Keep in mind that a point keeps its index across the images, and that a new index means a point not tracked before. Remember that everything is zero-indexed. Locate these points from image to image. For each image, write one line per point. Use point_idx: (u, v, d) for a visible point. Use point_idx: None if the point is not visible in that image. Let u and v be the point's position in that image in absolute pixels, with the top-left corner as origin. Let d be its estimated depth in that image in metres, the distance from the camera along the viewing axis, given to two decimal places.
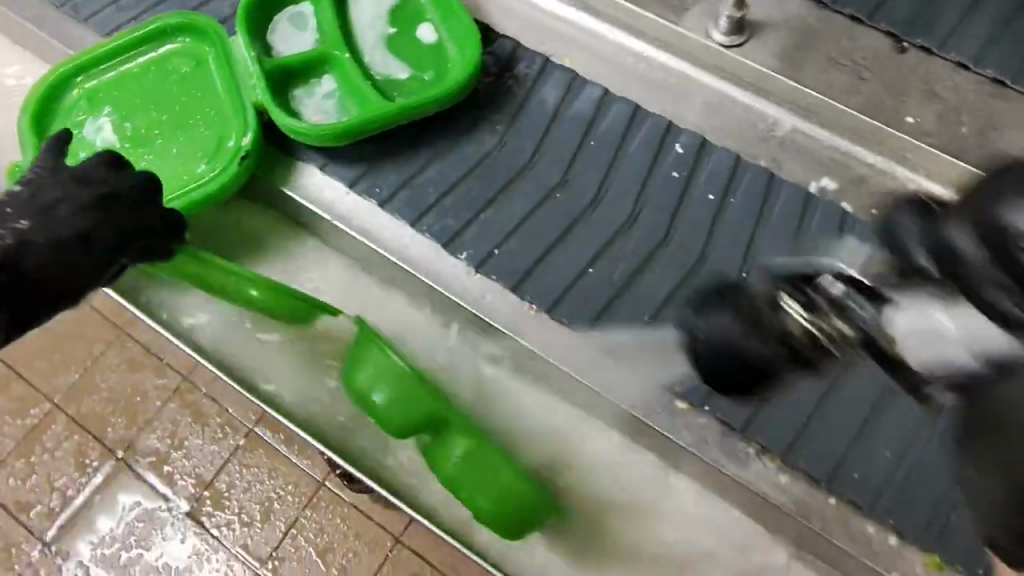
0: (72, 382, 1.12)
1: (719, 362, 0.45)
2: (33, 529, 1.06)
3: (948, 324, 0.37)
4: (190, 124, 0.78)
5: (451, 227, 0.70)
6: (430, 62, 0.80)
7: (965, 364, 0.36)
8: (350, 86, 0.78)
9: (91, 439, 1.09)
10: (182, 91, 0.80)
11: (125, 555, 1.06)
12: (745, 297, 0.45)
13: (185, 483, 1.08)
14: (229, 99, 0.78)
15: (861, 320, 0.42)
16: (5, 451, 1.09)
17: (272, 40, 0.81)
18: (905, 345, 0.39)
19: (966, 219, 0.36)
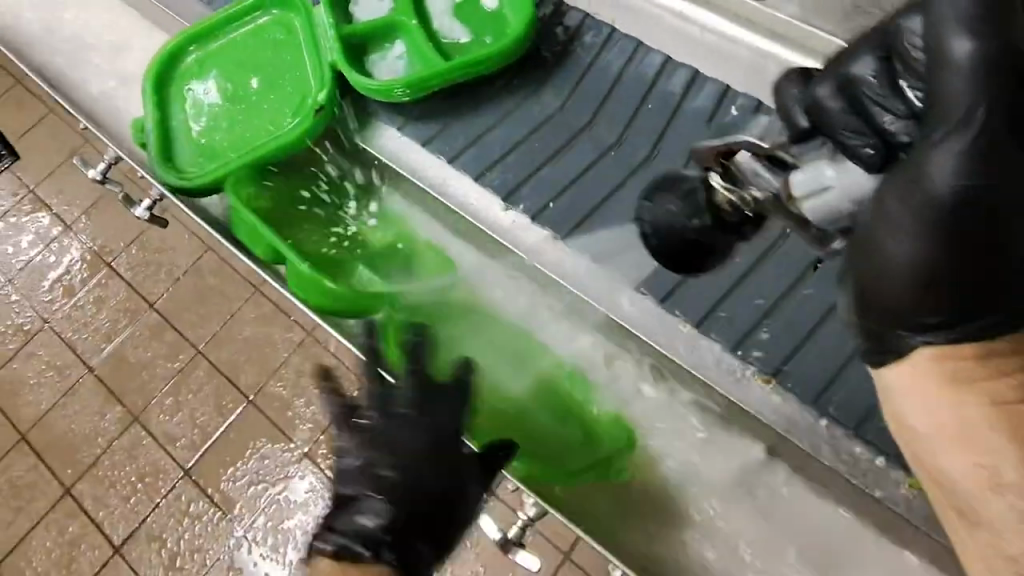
0: (214, 332, 1.37)
1: (675, 242, 0.78)
2: (177, 457, 1.27)
3: (832, 177, 0.61)
4: (280, 84, 0.97)
5: (510, 181, 0.90)
6: (491, 28, 0.95)
7: (837, 202, 0.61)
8: (417, 50, 0.94)
9: (228, 382, 1.32)
10: (273, 55, 0.99)
11: (253, 488, 1.24)
12: (679, 220, 0.77)
13: (305, 428, 1.26)
14: (313, 64, 0.96)
15: (773, 184, 0.65)
16: (158, 389, 1.33)
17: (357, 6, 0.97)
18: (802, 199, 0.63)
19: (830, 79, 0.60)
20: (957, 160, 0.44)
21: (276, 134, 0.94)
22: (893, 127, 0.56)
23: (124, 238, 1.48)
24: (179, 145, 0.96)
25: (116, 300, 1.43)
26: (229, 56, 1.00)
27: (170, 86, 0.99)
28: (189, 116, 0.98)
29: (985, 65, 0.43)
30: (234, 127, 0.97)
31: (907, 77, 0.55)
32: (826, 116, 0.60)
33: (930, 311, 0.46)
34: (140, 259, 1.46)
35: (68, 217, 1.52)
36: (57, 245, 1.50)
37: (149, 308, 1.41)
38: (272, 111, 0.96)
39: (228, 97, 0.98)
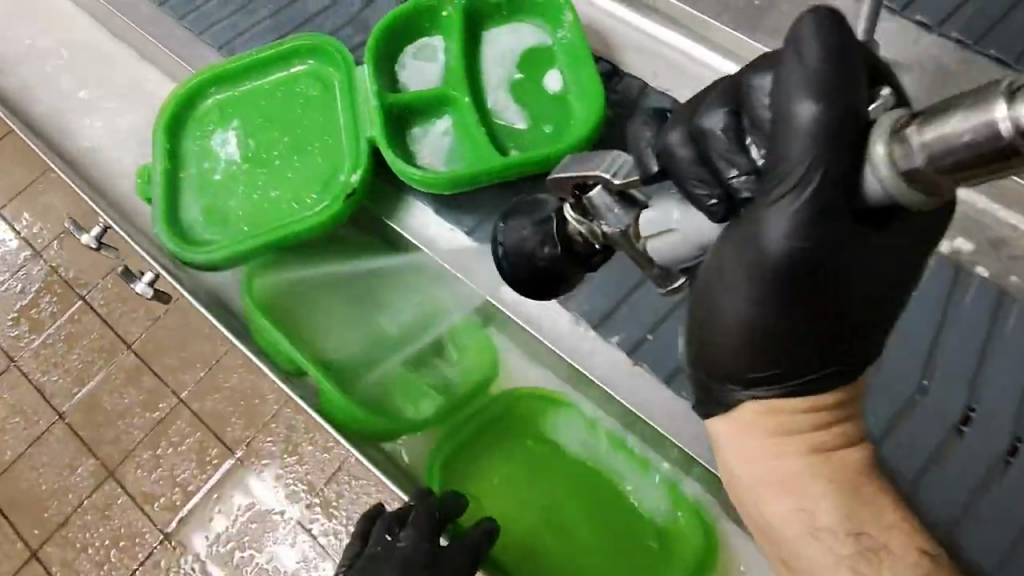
0: (198, 380, 1.27)
1: (528, 278, 0.64)
2: (156, 520, 1.19)
3: (679, 221, 0.49)
4: (306, 150, 0.87)
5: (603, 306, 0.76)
6: (550, 109, 0.83)
7: (696, 244, 0.49)
8: (464, 128, 0.83)
9: (213, 437, 1.23)
10: (304, 115, 0.89)
11: (238, 554, 1.17)
12: (519, 255, 0.63)
13: (296, 490, 1.19)
14: (348, 137, 0.85)
15: (616, 223, 0.52)
16: (135, 442, 1.24)
17: (407, 74, 0.86)
18: (653, 242, 0.50)
19: (682, 121, 0.47)
20: (797, 222, 0.40)
21: (291, 216, 0.84)
22: (738, 181, 0.44)
23: (100, 269, 1.36)
24: (183, 198, 0.87)
25: (87, 338, 1.32)
26: (260, 109, 0.90)
27: (188, 128, 0.91)
28: (205, 162, 0.89)
29: (830, 130, 0.38)
30: (258, 193, 0.87)
31: (760, 125, 0.43)
32: (674, 163, 0.47)
33: (757, 368, 0.45)
34: (116, 294, 1.34)
35: (39, 242, 1.39)
36: (24, 273, 1.37)
37: (125, 349, 1.30)
38: (294, 180, 0.86)
39: (250, 157, 0.88)
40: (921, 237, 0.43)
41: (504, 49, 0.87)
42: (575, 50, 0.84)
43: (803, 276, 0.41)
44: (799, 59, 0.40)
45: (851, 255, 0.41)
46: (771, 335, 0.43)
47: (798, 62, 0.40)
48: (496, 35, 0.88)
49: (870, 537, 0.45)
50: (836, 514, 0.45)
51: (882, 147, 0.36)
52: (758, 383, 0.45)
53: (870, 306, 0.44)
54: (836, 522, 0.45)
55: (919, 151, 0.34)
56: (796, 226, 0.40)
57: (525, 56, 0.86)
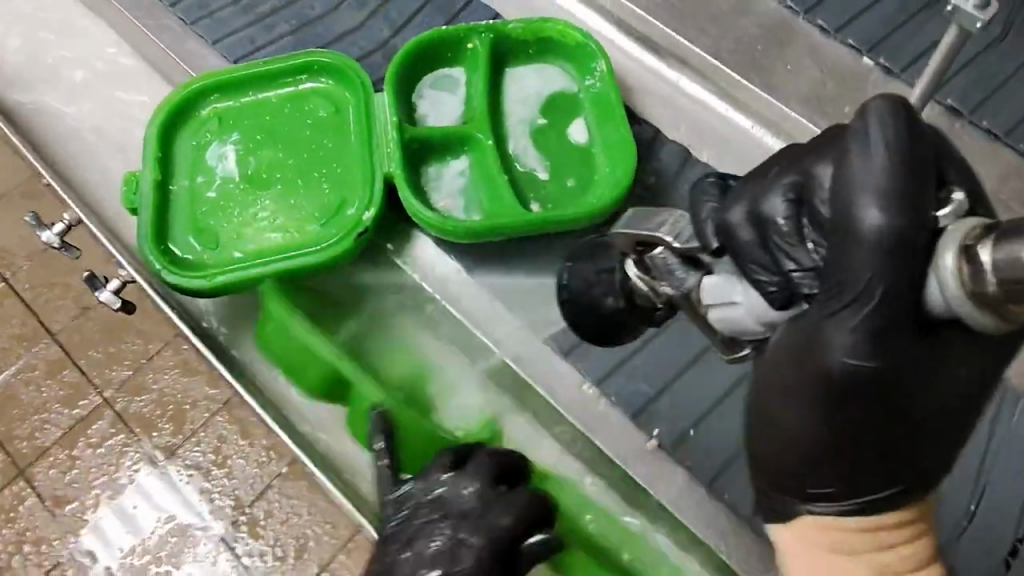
0: (123, 377, 1.20)
1: (586, 317, 0.92)
2: (67, 526, 1.12)
3: (739, 296, 0.66)
4: (310, 174, 1.08)
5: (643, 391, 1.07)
6: (565, 158, 1.11)
7: (741, 317, 0.66)
8: (477, 166, 1.09)
9: (137, 440, 1.17)
10: (313, 135, 1.10)
11: (154, 570, 1.10)
12: (589, 298, 0.89)
13: (221, 504, 1.13)
14: (363, 172, 1.06)
15: (676, 284, 0.75)
16: (50, 439, 1.17)
17: (427, 112, 1.12)
18: (709, 306, 0.69)
19: (745, 201, 0.62)
20: (854, 341, 0.54)
21: (308, 242, 1.04)
22: (797, 278, 0.59)
23: (25, 251, 1.28)
24: (171, 214, 1.06)
25: (7, 324, 1.24)
26: (261, 126, 1.11)
27: (183, 131, 1.10)
28: (203, 172, 1.08)
29: (884, 245, 0.51)
30: (253, 211, 1.07)
31: (818, 218, 0.57)
32: (739, 243, 0.62)
33: (827, 475, 0.59)
34: (42, 279, 1.26)
35: None
36: None
37: (47, 338, 1.23)
38: (289, 199, 1.07)
39: (246, 176, 1.08)
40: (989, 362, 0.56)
41: (526, 96, 1.14)
42: (598, 109, 1.12)
43: (860, 391, 0.55)
44: (861, 177, 0.52)
45: (900, 378, 0.54)
46: (829, 438, 0.57)
47: (863, 156, 0.52)
48: (512, 79, 1.15)
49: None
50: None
51: (951, 259, 0.48)
52: (824, 492, 0.59)
53: (933, 427, 0.56)
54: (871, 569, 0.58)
55: (986, 271, 0.46)
56: (854, 343, 0.54)
57: (542, 105, 1.14)
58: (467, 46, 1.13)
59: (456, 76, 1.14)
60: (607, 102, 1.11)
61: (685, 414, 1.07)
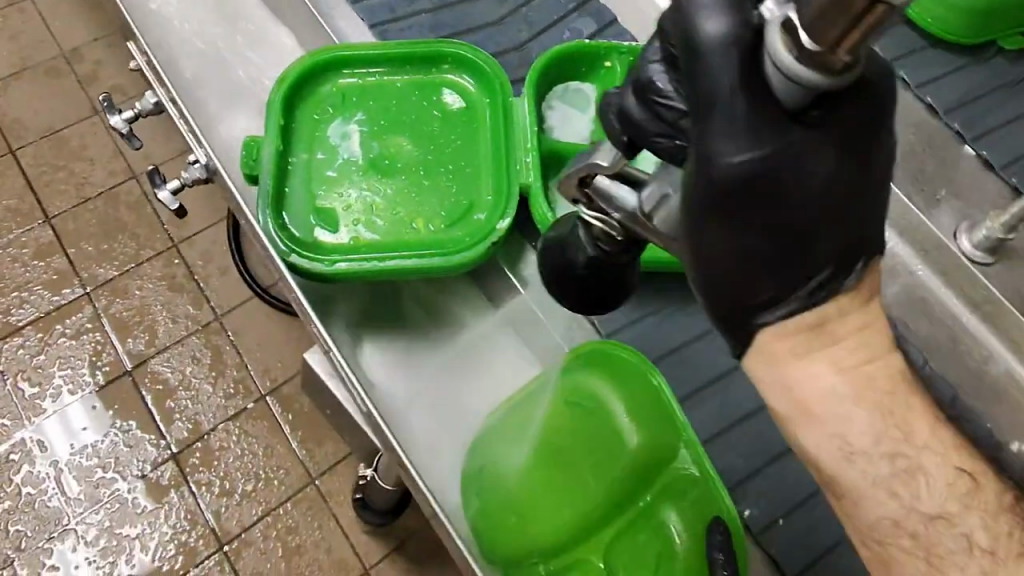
0: (111, 278, 1.19)
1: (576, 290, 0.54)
2: (20, 409, 1.10)
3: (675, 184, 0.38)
4: (438, 170, 0.68)
5: (749, 466, 0.64)
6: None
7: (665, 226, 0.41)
8: None
9: (111, 344, 1.15)
10: (444, 130, 0.69)
11: (99, 474, 1.08)
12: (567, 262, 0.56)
13: (181, 426, 1.12)
14: (494, 172, 0.67)
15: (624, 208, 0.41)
16: (26, 321, 1.15)
17: (554, 127, 0.73)
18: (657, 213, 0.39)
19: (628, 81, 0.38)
20: (734, 131, 0.30)
21: (416, 244, 0.64)
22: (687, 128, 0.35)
23: (36, 130, 1.27)
24: (290, 196, 0.65)
25: (5, 197, 1.22)
26: (389, 107, 0.70)
27: (301, 107, 0.69)
28: (312, 155, 0.67)
29: (744, 46, 0.30)
30: (378, 207, 0.66)
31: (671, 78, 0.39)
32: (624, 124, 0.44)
33: (752, 286, 0.33)
34: (50, 161, 1.25)
35: None
36: None
37: (43, 222, 1.21)
38: (422, 199, 0.67)
39: (372, 159, 0.67)
40: (857, 140, 0.31)
41: None
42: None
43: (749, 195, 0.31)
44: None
45: (801, 163, 0.30)
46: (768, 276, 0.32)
47: None
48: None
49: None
50: (872, 444, 0.34)
51: (775, 27, 0.28)
52: (767, 307, 0.33)
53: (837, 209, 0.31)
54: (876, 444, 0.34)
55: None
56: (733, 136, 0.30)
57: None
58: (602, 51, 0.73)
59: (590, 89, 0.74)
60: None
61: (804, 488, 0.63)
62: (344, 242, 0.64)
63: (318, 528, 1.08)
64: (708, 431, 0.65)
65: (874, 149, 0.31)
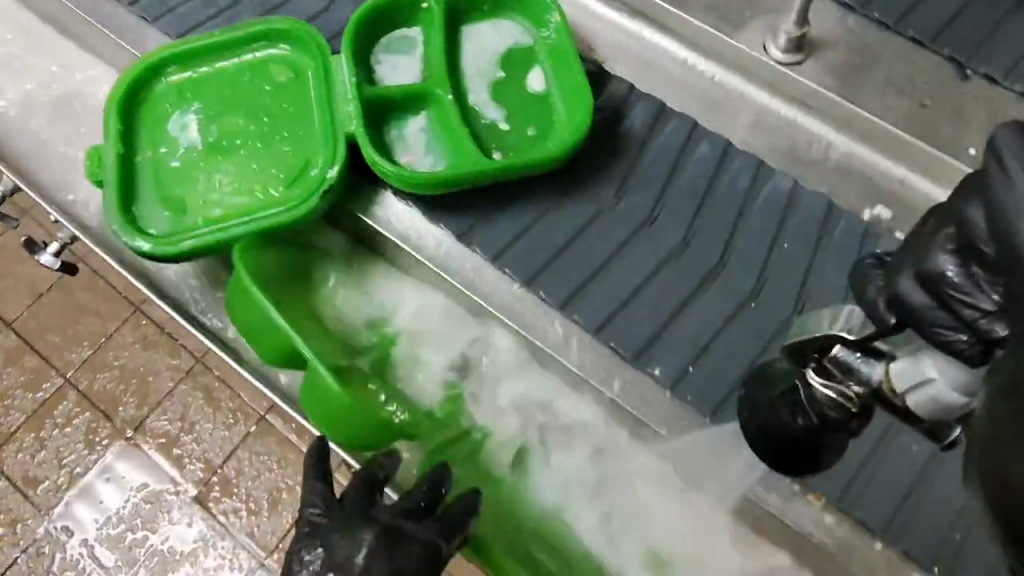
0: (84, 357, 1.20)
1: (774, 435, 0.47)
2: (39, 505, 1.13)
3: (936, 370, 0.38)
4: (275, 139, 0.67)
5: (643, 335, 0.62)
6: (535, 115, 0.67)
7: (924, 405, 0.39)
8: (450, 134, 0.66)
9: (103, 419, 1.17)
10: (276, 101, 0.68)
11: (130, 537, 1.12)
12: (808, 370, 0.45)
13: (194, 468, 1.14)
14: (321, 127, 0.66)
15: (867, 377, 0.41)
16: (15, 425, 1.16)
17: (383, 79, 0.68)
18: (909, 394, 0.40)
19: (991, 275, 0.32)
20: None
21: (253, 209, 0.64)
22: (982, 321, 0.33)
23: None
24: (138, 193, 0.66)
25: None
26: (226, 91, 0.69)
27: (139, 106, 0.69)
28: (153, 151, 0.67)
29: None
30: (219, 187, 0.66)
31: (992, 259, 0.32)
32: (910, 315, 0.36)
33: None
34: None
35: None
36: None
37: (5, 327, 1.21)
38: (264, 168, 0.66)
39: (211, 143, 0.67)
40: None
41: (488, 36, 0.71)
42: (561, 44, 0.68)
43: None
44: (1005, 190, 0.31)
45: None
46: None
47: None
48: (474, 32, 0.71)
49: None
50: None
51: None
52: None
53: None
54: None
55: None
56: None
57: (510, 55, 0.70)
58: None
59: (417, 33, 0.70)
60: (563, 43, 0.68)
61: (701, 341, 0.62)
62: (190, 224, 0.64)
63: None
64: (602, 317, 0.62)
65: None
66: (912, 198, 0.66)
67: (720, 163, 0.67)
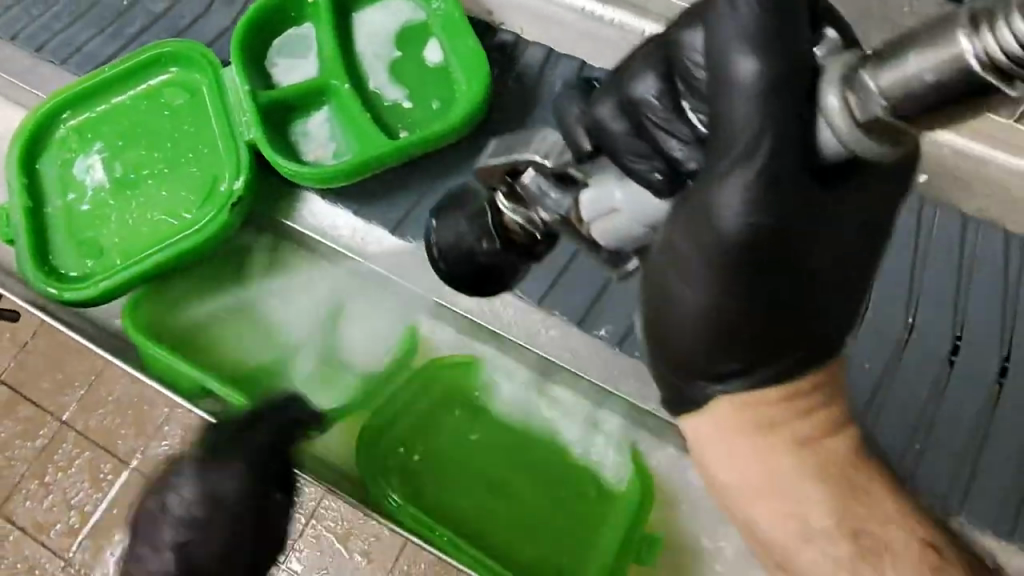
0: None
1: (474, 279, 0.45)
2: None
3: (621, 198, 0.35)
4: (181, 162, 0.69)
5: (583, 302, 0.63)
6: (436, 88, 0.67)
7: (607, 240, 0.36)
8: (352, 123, 0.66)
9: None
10: (175, 125, 0.70)
11: None
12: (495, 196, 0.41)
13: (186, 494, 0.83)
14: (225, 142, 0.67)
15: (556, 206, 0.37)
16: None
17: (281, 79, 0.69)
18: (589, 222, 0.36)
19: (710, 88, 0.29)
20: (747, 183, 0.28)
21: (169, 237, 0.66)
22: (676, 152, 0.33)
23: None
24: (56, 242, 0.68)
25: None
26: (123, 125, 0.71)
27: (42, 157, 0.70)
28: (65, 199, 0.69)
29: (774, 92, 0.27)
30: (131, 221, 0.68)
31: (697, 89, 0.32)
32: (607, 141, 0.36)
33: (723, 354, 0.31)
34: None
35: None
36: None
37: None
38: (173, 194, 0.68)
39: (119, 179, 0.69)
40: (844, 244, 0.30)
41: (379, 14, 0.70)
42: (450, 15, 0.68)
43: (756, 258, 0.29)
44: (725, 7, 0.28)
45: (803, 252, 0.29)
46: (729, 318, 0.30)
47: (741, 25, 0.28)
48: (365, 16, 0.70)
49: (871, 536, 0.31)
50: (832, 523, 0.31)
51: (836, 97, 0.26)
52: (726, 377, 0.32)
53: (849, 273, 0.31)
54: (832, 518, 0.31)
55: (876, 99, 0.24)
56: (750, 192, 0.28)
57: (404, 32, 0.69)
58: None
59: (308, 28, 0.70)
60: (454, 13, 0.68)
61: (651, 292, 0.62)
62: (111, 264, 0.67)
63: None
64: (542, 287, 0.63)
65: (892, 203, 0.31)
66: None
67: None
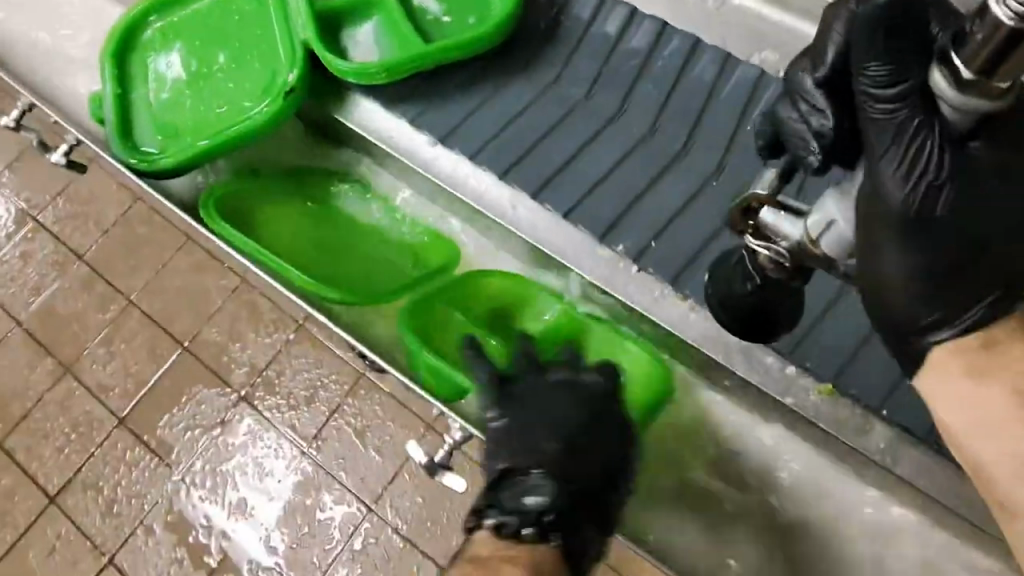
0: None
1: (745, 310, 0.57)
2: None
3: (839, 209, 0.44)
4: (246, 60, 0.80)
5: (605, 216, 0.70)
6: (473, 8, 0.77)
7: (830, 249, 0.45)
8: (398, 34, 0.76)
9: None
10: (243, 29, 0.81)
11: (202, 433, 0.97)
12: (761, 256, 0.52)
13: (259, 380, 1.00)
14: (284, 42, 0.78)
15: (786, 238, 0.47)
16: None
17: None
18: (818, 240, 0.45)
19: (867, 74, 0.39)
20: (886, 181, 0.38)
21: (235, 121, 0.77)
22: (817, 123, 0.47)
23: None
24: (137, 122, 0.80)
25: None
26: (199, 28, 0.82)
27: (132, 56, 0.82)
28: (149, 89, 0.81)
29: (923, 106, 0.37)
30: (205, 108, 0.79)
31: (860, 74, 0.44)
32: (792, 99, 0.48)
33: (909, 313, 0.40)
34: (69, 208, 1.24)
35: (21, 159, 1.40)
36: None
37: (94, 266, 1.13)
38: (238, 85, 0.79)
39: (194, 72, 0.81)
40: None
41: None
42: None
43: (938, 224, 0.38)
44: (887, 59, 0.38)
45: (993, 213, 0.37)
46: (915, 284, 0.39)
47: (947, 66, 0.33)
48: None
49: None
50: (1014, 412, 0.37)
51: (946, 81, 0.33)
52: (933, 329, 0.39)
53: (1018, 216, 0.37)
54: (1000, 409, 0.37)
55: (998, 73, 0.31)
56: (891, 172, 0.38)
57: None
58: None
59: None
60: None
61: (670, 208, 0.71)
62: (181, 142, 0.78)
63: (392, 421, 0.93)
64: (569, 203, 0.71)
65: None
66: (790, 44, 0.78)
67: (680, 62, 0.76)
